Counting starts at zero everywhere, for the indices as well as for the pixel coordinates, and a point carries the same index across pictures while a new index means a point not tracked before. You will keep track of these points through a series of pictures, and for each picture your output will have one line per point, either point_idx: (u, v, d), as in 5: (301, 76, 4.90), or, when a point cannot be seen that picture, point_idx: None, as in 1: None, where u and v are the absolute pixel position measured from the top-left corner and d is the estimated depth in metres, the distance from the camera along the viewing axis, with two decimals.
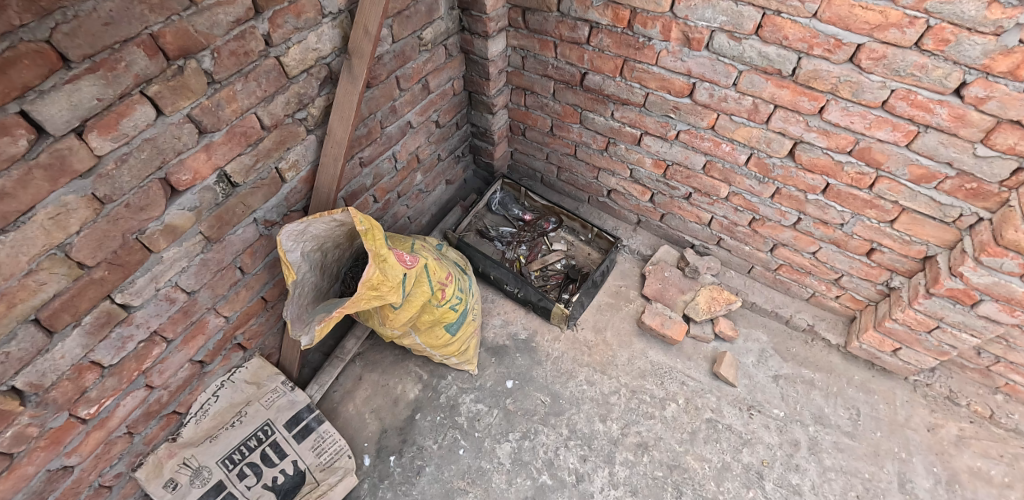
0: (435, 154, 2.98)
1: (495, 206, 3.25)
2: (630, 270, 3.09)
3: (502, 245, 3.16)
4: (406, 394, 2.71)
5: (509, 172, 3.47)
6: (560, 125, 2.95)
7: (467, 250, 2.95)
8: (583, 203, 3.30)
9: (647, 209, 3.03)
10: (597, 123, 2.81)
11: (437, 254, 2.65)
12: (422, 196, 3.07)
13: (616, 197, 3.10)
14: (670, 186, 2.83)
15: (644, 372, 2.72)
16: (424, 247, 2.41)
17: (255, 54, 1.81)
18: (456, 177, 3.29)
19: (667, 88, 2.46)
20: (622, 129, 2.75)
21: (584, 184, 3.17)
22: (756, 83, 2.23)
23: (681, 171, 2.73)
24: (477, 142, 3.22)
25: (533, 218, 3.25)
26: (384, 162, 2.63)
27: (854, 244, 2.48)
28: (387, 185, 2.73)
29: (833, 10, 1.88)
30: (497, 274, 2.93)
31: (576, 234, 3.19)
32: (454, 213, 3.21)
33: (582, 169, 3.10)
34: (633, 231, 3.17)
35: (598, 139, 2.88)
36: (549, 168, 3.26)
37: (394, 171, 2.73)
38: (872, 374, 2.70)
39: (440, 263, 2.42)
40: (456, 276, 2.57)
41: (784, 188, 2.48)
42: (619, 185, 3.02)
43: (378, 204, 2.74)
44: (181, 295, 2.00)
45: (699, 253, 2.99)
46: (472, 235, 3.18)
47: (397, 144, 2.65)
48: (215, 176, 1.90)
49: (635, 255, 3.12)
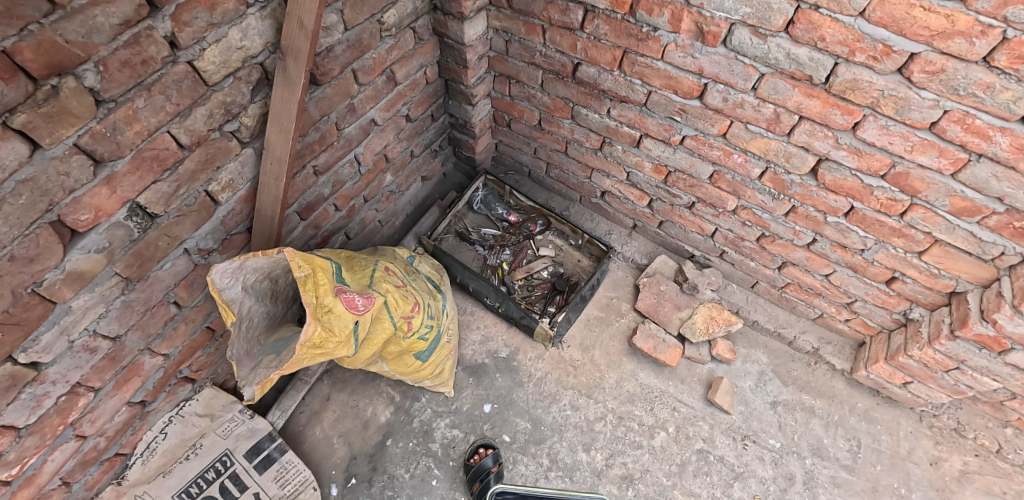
0: (407, 150, 2.63)
1: (476, 205, 2.94)
2: (624, 280, 2.83)
3: (484, 250, 2.87)
4: (377, 418, 2.52)
5: (494, 164, 3.13)
6: (550, 119, 2.59)
7: (444, 259, 2.67)
8: (574, 202, 2.99)
9: (645, 215, 2.73)
10: (592, 120, 2.45)
11: (406, 271, 2.36)
12: (394, 197, 2.74)
13: (611, 199, 2.78)
14: (670, 192, 2.52)
15: (633, 396, 2.53)
16: (387, 271, 2.11)
17: (157, 61, 1.44)
18: (433, 172, 2.95)
19: (673, 87, 2.10)
20: (619, 128, 2.40)
21: (576, 183, 2.84)
22: (781, 89, 1.87)
23: (684, 178, 2.41)
24: (456, 133, 2.86)
25: (518, 219, 2.94)
26: (345, 168, 2.30)
27: (873, 272, 2.21)
28: (349, 191, 2.40)
29: (887, 9, 1.50)
30: (476, 285, 2.67)
31: (566, 238, 2.90)
32: (431, 213, 2.90)
33: (574, 168, 2.76)
34: (628, 236, 2.89)
35: (593, 138, 2.53)
36: (537, 164, 2.92)
37: (357, 175, 2.39)
38: (876, 401, 2.52)
39: (407, 288, 2.13)
40: (427, 298, 2.29)
41: (800, 207, 2.18)
42: (615, 187, 2.70)
43: (341, 212, 2.43)
44: (103, 342, 1.74)
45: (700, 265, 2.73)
46: (451, 238, 2.89)
47: (359, 145, 2.30)
48: (126, 209, 1.58)
49: (629, 264, 2.85)
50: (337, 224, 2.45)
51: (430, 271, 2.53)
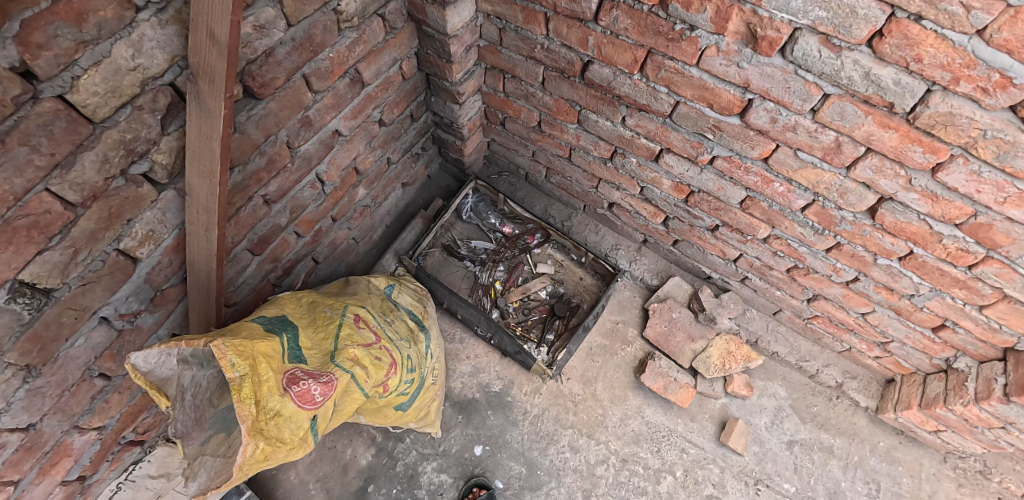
0: (382, 157, 2.21)
1: (466, 215, 2.60)
2: (632, 301, 2.54)
3: (474, 266, 2.54)
4: (357, 461, 2.26)
5: (486, 164, 2.74)
6: (552, 122, 2.17)
7: (429, 282, 2.34)
8: (577, 211, 2.63)
9: (658, 232, 2.39)
10: (602, 128, 2.04)
11: (384, 308, 2.00)
12: (369, 211, 2.35)
13: (620, 212, 2.43)
14: (691, 213, 2.16)
15: (638, 436, 2.30)
16: (359, 322, 1.74)
17: (8, 101, 1.00)
18: (415, 176, 2.55)
19: (708, 100, 1.68)
20: (636, 140, 1.99)
21: (581, 192, 2.48)
22: (848, 116, 1.46)
23: (709, 200, 2.04)
24: (441, 132, 2.43)
25: (514, 230, 2.60)
26: (305, 191, 1.89)
27: (920, 317, 1.95)
28: (312, 215, 2.00)
29: (1018, 31, 1.10)
30: (465, 313, 2.36)
31: (568, 252, 2.57)
32: (414, 225, 2.51)
33: (580, 177, 2.38)
34: (637, 252, 2.57)
35: (603, 148, 2.13)
36: (536, 168, 2.53)
37: (322, 196, 1.99)
38: (899, 440, 2.33)
39: (383, 340, 1.76)
40: (408, 342, 1.94)
41: (847, 245, 1.85)
42: (626, 201, 2.34)
43: (304, 239, 2.05)
44: (11, 437, 1.41)
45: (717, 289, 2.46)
46: (437, 252, 2.55)
47: (320, 163, 1.88)
48: (5, 289, 1.18)
49: (637, 283, 2.56)
50: (300, 253, 2.08)
51: (412, 302, 2.16)
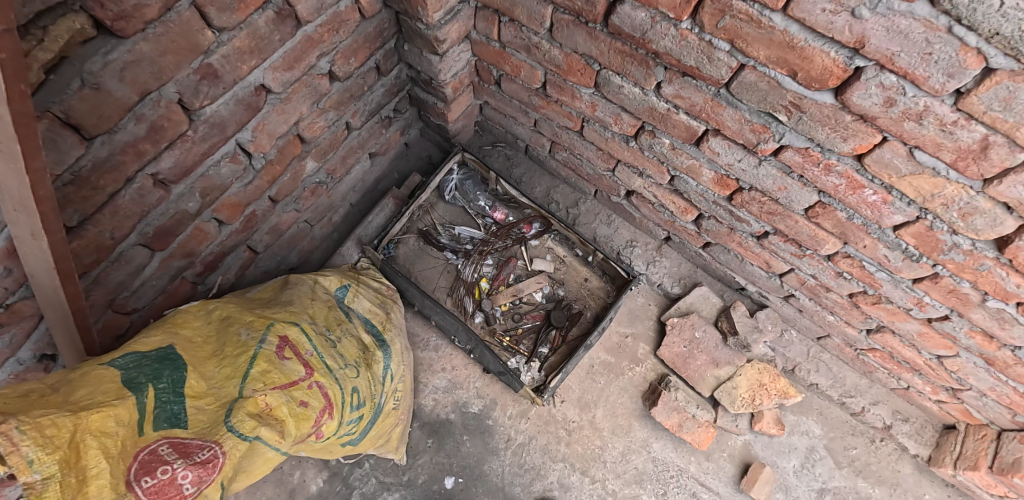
0: (339, 121, 1.69)
1: (449, 195, 2.11)
2: (647, 311, 2.10)
3: (457, 258, 2.08)
4: (306, 487, 1.89)
5: (478, 131, 2.21)
6: (561, 86, 1.64)
7: (397, 279, 1.89)
8: (587, 197, 2.13)
9: (686, 231, 1.90)
10: (625, 97, 1.50)
11: (331, 319, 1.53)
12: (326, 189, 1.86)
13: (639, 203, 1.94)
14: (736, 215, 1.66)
15: (641, 475, 1.92)
16: (283, 349, 1.27)
17: None
18: (387, 144, 2.02)
19: (791, 68, 1.12)
20: (676, 115, 1.44)
21: (593, 175, 1.98)
22: (1017, 104, 0.92)
23: (762, 200, 1.53)
24: (419, 89, 1.89)
25: (507, 216, 2.12)
26: (223, 168, 1.40)
27: (1019, 373, 1.52)
28: (238, 198, 1.51)
29: None
30: (439, 319, 1.93)
31: (571, 247, 2.11)
32: (382, 207, 2.01)
33: (594, 157, 1.87)
34: (656, 252, 2.09)
35: (626, 124, 1.60)
36: (539, 140, 2.01)
37: (250, 173, 1.50)
38: (951, 496, 1.94)
39: (318, 373, 1.30)
40: (360, 365, 1.48)
41: (947, 277, 1.38)
42: (650, 192, 1.83)
43: (230, 227, 1.58)
44: None
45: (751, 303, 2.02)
46: (412, 239, 2.09)
47: (240, 130, 1.37)
48: None
49: (655, 290, 2.11)
50: (226, 244, 1.61)
51: (372, 307, 1.69)
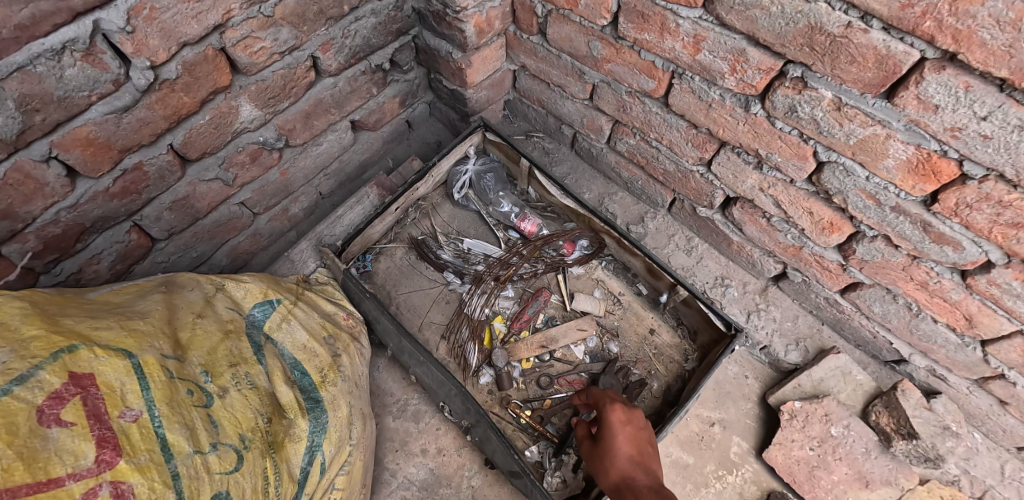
0: (300, 51, 1.10)
1: (459, 195, 1.50)
2: (743, 389, 1.40)
3: (464, 285, 1.43)
4: None
5: (509, 115, 1.63)
6: (647, 12, 1.04)
7: (365, 306, 1.24)
8: (658, 210, 1.49)
9: (822, 266, 1.25)
10: (761, 13, 0.89)
11: (222, 356, 0.88)
12: (275, 160, 1.23)
13: (745, 217, 1.28)
14: (934, 232, 0.98)
15: None
16: (61, 406, 0.63)
17: None
18: (378, 114, 1.40)
19: None
20: (863, 34, 0.81)
21: (673, 174, 1.34)
22: None
23: (1017, 203, 0.84)
24: (429, 32, 1.29)
25: (540, 229, 1.47)
26: (68, 70, 0.79)
27: None
28: (99, 134, 0.88)
29: None
30: (421, 375, 1.23)
31: (631, 280, 1.45)
32: (360, 198, 1.39)
33: (682, 142, 1.24)
34: (759, 297, 1.42)
35: (754, 71, 0.98)
36: (597, 122, 1.39)
37: (128, 94, 0.88)
38: None
39: (128, 464, 0.65)
40: (252, 446, 0.82)
41: None
42: (770, 197, 1.18)
43: (95, 185, 0.94)
44: None
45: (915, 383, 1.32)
46: (402, 251, 1.46)
47: (100, 4, 0.77)
48: None
49: (757, 356, 1.41)
50: (87, 214, 0.96)
51: (308, 343, 1.04)
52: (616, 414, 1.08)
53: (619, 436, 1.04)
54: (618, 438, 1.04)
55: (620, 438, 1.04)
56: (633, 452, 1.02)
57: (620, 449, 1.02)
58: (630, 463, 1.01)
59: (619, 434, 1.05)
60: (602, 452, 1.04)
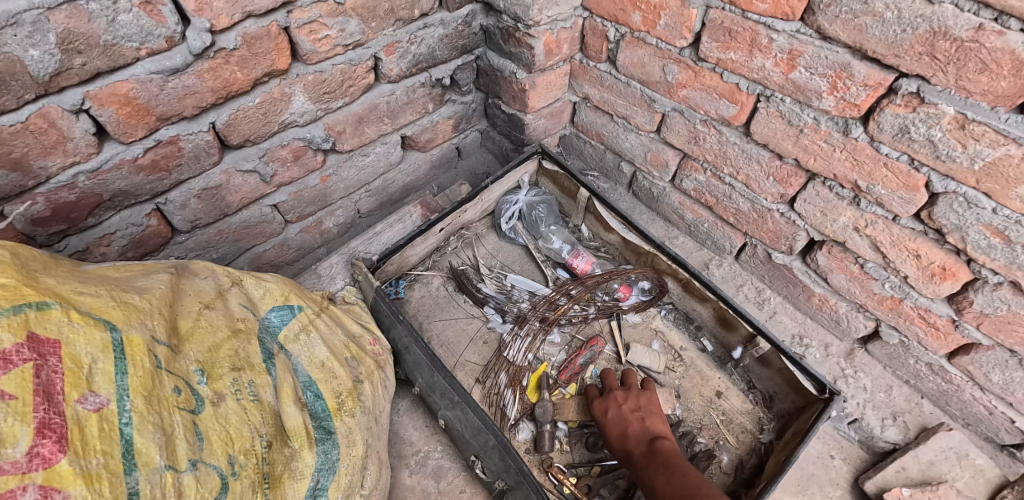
0: (364, 48, 1.04)
1: (507, 226, 1.38)
2: (830, 472, 1.18)
3: (505, 324, 1.26)
4: None
5: (563, 152, 1.58)
6: (736, 28, 0.98)
7: (395, 333, 1.05)
8: (724, 257, 1.38)
9: (929, 324, 1.08)
10: (872, 21, 0.82)
11: (223, 356, 0.69)
12: (318, 163, 1.14)
13: (831, 263, 1.16)
14: None
15: None
16: (2, 371, 0.45)
17: None
18: (431, 134, 1.34)
19: None
20: (998, 36, 0.72)
21: (747, 215, 1.23)
22: None
23: None
24: (493, 52, 1.27)
25: (594, 268, 1.33)
26: (121, 15, 0.72)
27: None
28: (141, 94, 0.80)
29: None
30: (449, 420, 0.99)
31: (694, 334, 1.28)
32: (402, 217, 1.28)
33: (761, 177, 1.14)
34: (846, 362, 1.24)
35: (858, 87, 0.89)
36: (663, 157, 1.30)
37: (179, 56, 0.81)
38: None
39: (71, 467, 0.45)
40: (242, 475, 0.61)
41: None
42: (866, 238, 1.06)
43: (123, 152, 0.85)
44: None
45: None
46: (438, 281, 1.32)
47: None
48: None
49: (845, 432, 1.20)
50: (108, 184, 0.86)
51: (330, 361, 0.84)
52: (596, 405, 1.08)
53: (604, 423, 1.03)
54: (603, 426, 1.04)
55: (606, 425, 1.03)
56: (622, 429, 1.01)
57: (610, 434, 1.02)
58: (622, 441, 0.99)
59: (602, 420, 1.04)
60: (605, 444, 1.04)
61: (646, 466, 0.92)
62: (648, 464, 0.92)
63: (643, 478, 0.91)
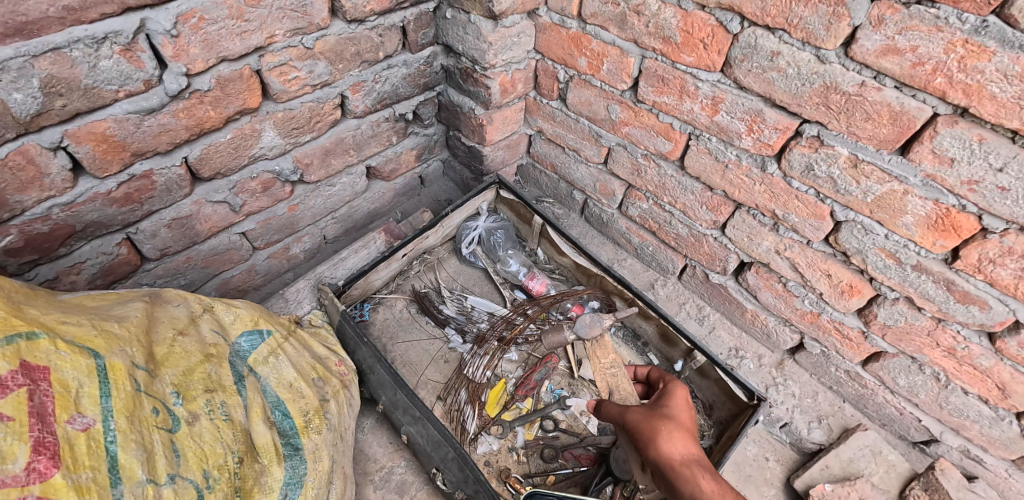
0: (331, 87, 1.11)
1: (467, 250, 1.46)
2: (765, 473, 1.29)
3: (464, 344, 1.33)
4: None
5: (520, 181, 1.69)
6: (667, 76, 1.11)
7: (359, 354, 1.11)
8: (668, 277, 1.51)
9: (843, 335, 1.22)
10: (777, 76, 0.95)
11: (197, 379, 0.75)
12: (286, 193, 1.20)
13: (759, 282, 1.29)
14: (959, 291, 0.96)
15: None
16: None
17: None
18: (395, 164, 1.42)
19: None
20: (877, 91, 0.85)
21: (686, 239, 1.36)
22: None
23: None
24: (454, 89, 1.37)
25: (548, 289, 1.43)
26: (102, 61, 0.77)
27: None
28: (117, 132, 0.85)
29: None
30: (412, 436, 1.06)
31: (642, 349, 1.38)
32: (367, 243, 1.35)
33: (695, 205, 1.27)
34: (777, 371, 1.38)
35: (770, 130, 1.03)
36: (610, 187, 1.42)
37: (156, 97, 0.86)
38: None
39: (65, 480, 0.52)
40: (216, 488, 0.67)
41: None
42: (786, 260, 1.20)
43: (97, 186, 0.89)
44: None
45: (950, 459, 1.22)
46: (402, 303, 1.39)
47: (152, 4, 0.78)
48: None
49: (777, 435, 1.32)
50: (81, 216, 0.90)
51: (297, 382, 0.90)
52: (680, 393, 0.99)
53: (683, 409, 0.95)
54: (681, 409, 0.95)
55: (686, 413, 0.94)
56: (695, 429, 0.93)
57: (685, 421, 0.93)
58: (693, 435, 0.91)
59: (683, 406, 0.96)
60: (662, 416, 0.93)
61: (714, 472, 0.85)
62: (715, 472, 0.85)
63: (712, 476, 0.83)
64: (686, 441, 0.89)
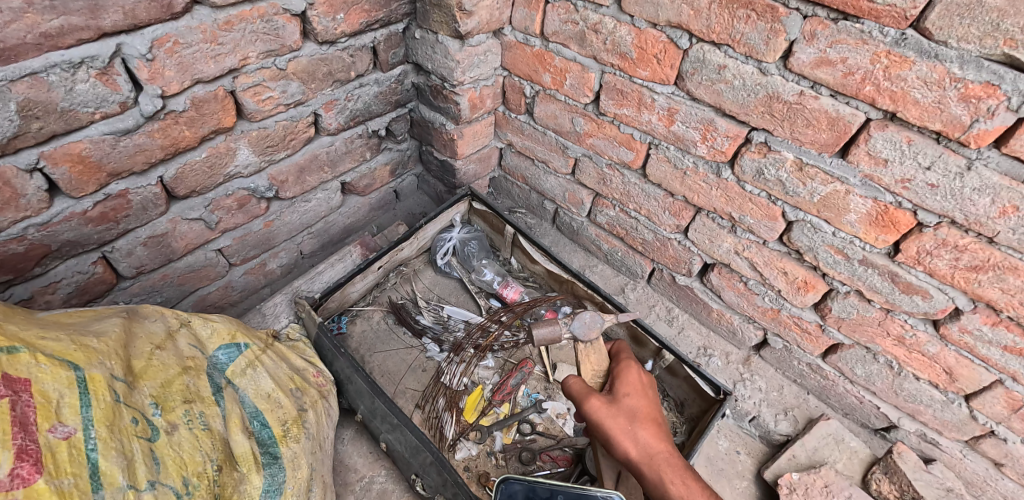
0: (305, 106, 1.15)
1: (442, 261, 1.50)
2: (736, 466, 1.34)
3: (441, 353, 1.37)
4: None
5: (493, 192, 1.74)
6: (626, 89, 1.18)
7: (337, 365, 1.13)
8: (637, 281, 1.56)
9: (802, 328, 1.29)
10: (725, 87, 1.02)
11: (176, 391, 0.77)
12: (262, 210, 1.23)
13: (722, 282, 1.36)
14: (902, 282, 1.03)
15: None
16: None
17: None
18: (369, 179, 1.46)
19: None
20: (815, 100, 0.93)
21: (652, 243, 1.43)
22: None
23: (972, 246, 0.91)
24: (425, 106, 1.42)
25: (522, 297, 1.47)
26: (78, 84, 0.80)
27: None
28: (93, 153, 0.87)
29: None
30: (391, 443, 1.07)
31: None
32: (343, 257, 1.38)
33: (659, 210, 1.34)
34: (744, 367, 1.44)
35: (722, 138, 1.10)
36: (579, 196, 1.49)
37: (131, 118, 0.89)
38: None
39: (47, 485, 0.54)
40: (195, 495, 0.69)
41: None
42: (744, 259, 1.27)
43: (73, 206, 0.91)
44: None
45: (909, 444, 1.29)
46: (379, 315, 1.42)
47: (128, 30, 0.81)
48: None
49: (747, 429, 1.38)
50: (57, 235, 0.92)
51: (274, 393, 0.91)
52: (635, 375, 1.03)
53: (639, 397, 0.99)
54: (637, 397, 0.99)
55: (643, 400, 0.99)
56: (652, 413, 0.99)
57: (643, 411, 0.97)
58: (653, 426, 0.96)
59: (640, 392, 1.00)
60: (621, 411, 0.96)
61: (677, 466, 0.93)
62: (678, 462, 0.94)
63: (671, 471, 0.91)
64: (646, 435, 0.95)
